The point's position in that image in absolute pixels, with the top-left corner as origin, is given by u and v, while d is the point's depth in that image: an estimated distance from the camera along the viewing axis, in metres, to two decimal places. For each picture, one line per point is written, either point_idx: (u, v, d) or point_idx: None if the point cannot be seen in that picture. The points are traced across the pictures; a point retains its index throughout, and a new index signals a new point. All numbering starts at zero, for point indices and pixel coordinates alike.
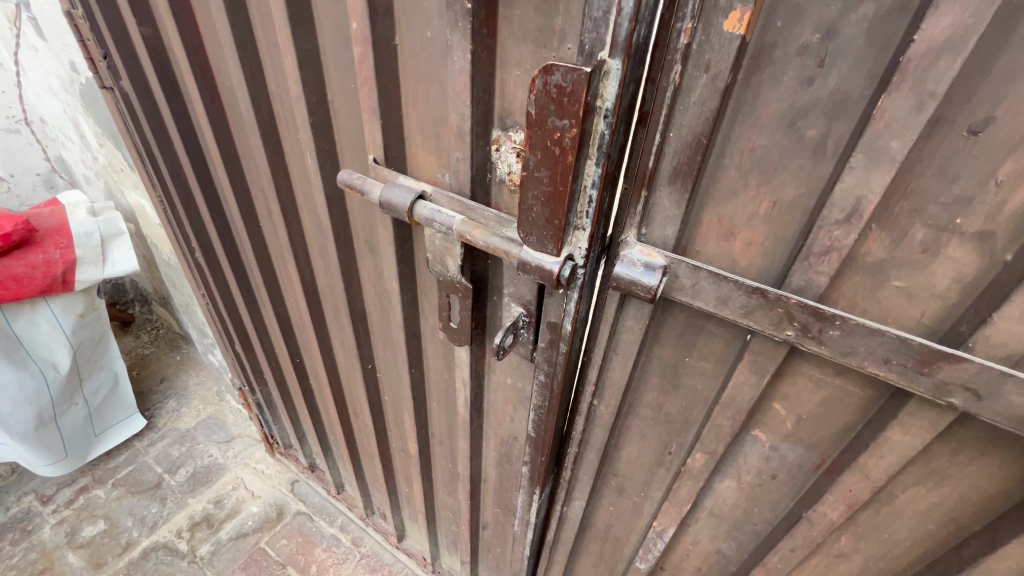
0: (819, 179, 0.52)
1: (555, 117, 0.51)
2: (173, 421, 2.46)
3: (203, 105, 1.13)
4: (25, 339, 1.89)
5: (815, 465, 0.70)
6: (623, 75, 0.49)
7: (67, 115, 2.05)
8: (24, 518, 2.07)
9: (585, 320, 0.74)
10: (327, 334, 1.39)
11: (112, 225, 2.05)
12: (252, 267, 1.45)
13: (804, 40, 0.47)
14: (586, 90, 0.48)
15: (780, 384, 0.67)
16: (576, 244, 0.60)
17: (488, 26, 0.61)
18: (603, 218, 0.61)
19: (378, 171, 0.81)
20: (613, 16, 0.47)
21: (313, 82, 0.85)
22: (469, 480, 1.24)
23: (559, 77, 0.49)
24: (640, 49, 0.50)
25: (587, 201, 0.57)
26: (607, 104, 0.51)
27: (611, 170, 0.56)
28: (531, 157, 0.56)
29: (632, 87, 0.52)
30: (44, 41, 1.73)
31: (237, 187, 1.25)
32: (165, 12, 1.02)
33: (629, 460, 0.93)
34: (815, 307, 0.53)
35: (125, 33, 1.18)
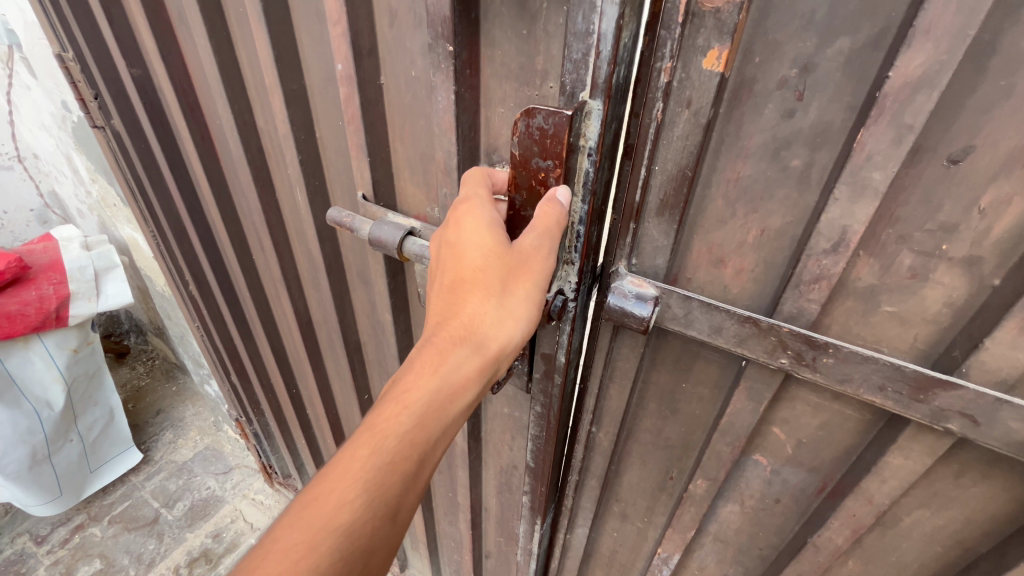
0: (805, 208, 0.52)
1: (539, 159, 0.53)
2: (170, 453, 2.43)
3: (193, 142, 1.14)
4: (18, 378, 1.87)
5: (817, 489, 0.69)
6: (603, 116, 0.50)
7: (60, 151, 2.06)
8: (18, 560, 2.03)
9: (578, 349, 0.73)
10: (322, 364, 1.38)
11: (106, 259, 2.05)
12: (245, 298, 1.44)
13: (783, 74, 0.48)
14: (568, 132, 0.50)
15: (779, 408, 0.67)
16: (565, 278, 0.62)
17: (471, 66, 0.62)
18: (591, 251, 0.62)
19: (368, 207, 0.82)
20: (592, 58, 0.47)
21: (300, 119, 0.86)
22: (470, 509, 1.23)
23: (542, 120, 0.50)
24: (620, 92, 0.50)
25: (575, 237, 0.59)
26: (590, 143, 0.52)
27: (597, 206, 0.58)
28: (518, 196, 0.58)
29: (614, 125, 0.53)
30: (36, 80, 1.74)
31: (228, 219, 1.25)
32: (154, 52, 1.04)
33: (631, 486, 0.92)
34: (807, 336, 0.53)
35: (115, 74, 1.19)
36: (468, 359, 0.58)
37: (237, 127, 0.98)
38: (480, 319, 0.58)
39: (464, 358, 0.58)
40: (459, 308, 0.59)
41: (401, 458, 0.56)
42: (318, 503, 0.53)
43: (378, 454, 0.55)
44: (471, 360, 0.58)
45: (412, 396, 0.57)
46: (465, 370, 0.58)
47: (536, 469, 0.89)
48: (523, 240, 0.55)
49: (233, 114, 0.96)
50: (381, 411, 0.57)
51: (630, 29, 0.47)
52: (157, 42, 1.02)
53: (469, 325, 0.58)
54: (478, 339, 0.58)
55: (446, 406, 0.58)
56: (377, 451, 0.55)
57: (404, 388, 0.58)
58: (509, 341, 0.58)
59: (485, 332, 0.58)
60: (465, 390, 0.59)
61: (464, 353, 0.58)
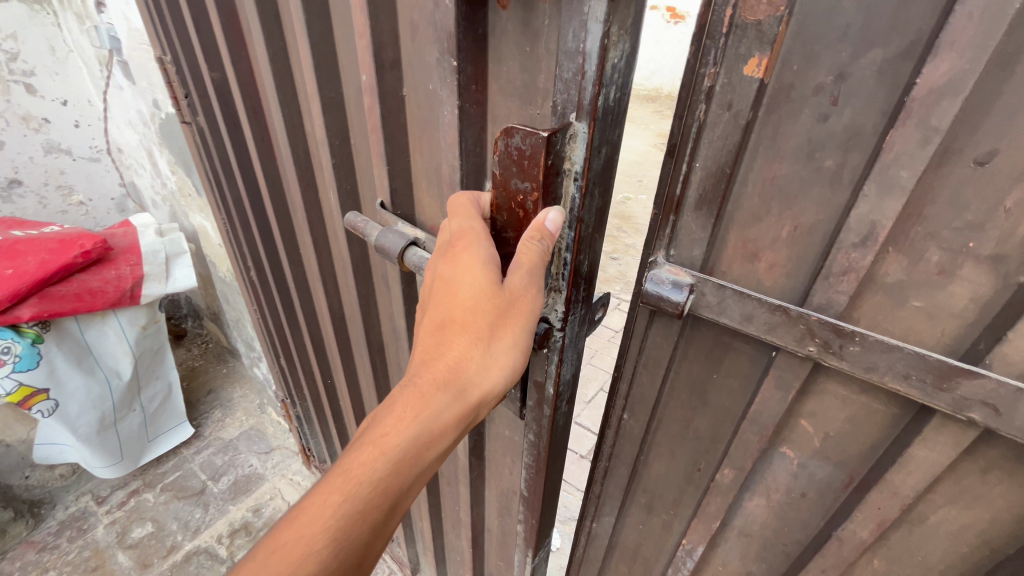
0: (836, 206, 0.56)
1: (519, 182, 0.59)
2: (218, 430, 2.59)
3: (255, 142, 1.26)
4: (94, 348, 2.08)
5: (844, 483, 0.72)
6: (591, 143, 0.56)
7: (142, 145, 2.28)
8: (80, 517, 2.20)
9: (567, 383, 0.79)
10: (351, 360, 1.48)
11: (176, 245, 2.24)
12: (291, 289, 1.56)
13: (819, 81, 0.52)
14: (544, 152, 0.55)
15: (807, 401, 0.70)
16: (553, 308, 0.70)
17: (478, 82, 0.70)
18: (580, 279, 0.69)
19: (385, 215, 0.91)
20: (579, 79, 0.53)
21: (336, 125, 0.96)
22: (472, 526, 1.29)
23: (521, 139, 0.56)
24: (607, 111, 0.56)
25: (562, 263, 0.66)
26: (577, 166, 0.58)
27: (585, 234, 0.64)
28: (503, 216, 0.65)
29: (602, 149, 0.59)
30: (131, 82, 1.95)
31: (280, 214, 1.37)
32: (228, 61, 1.17)
33: (658, 477, 0.96)
34: (835, 324, 0.57)
35: (199, 78, 1.34)
36: (451, 407, 0.64)
37: (288, 129, 1.09)
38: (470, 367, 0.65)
39: (444, 406, 0.64)
40: (445, 352, 0.65)
41: (374, 504, 0.63)
42: (293, 538, 0.60)
43: (354, 494, 0.62)
44: (454, 408, 0.65)
45: (392, 440, 0.64)
46: (447, 419, 0.65)
47: (529, 497, 0.96)
48: (514, 282, 0.61)
49: (284, 118, 1.08)
50: (361, 459, 0.63)
51: (617, 51, 0.52)
52: (230, 52, 1.15)
53: (455, 373, 0.64)
54: (466, 386, 0.65)
55: (424, 449, 0.65)
56: (357, 488, 0.62)
57: (383, 435, 0.64)
58: (487, 389, 0.65)
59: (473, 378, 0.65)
60: (447, 434, 0.66)
61: (448, 399, 0.64)
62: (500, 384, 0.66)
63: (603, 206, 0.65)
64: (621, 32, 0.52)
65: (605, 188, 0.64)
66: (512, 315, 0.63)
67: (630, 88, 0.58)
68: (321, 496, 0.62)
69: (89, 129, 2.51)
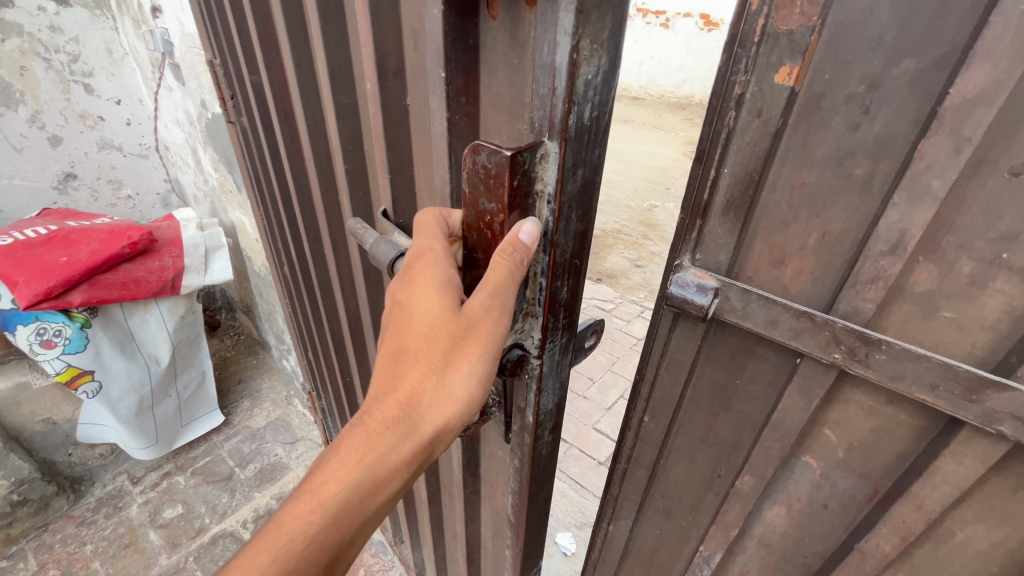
0: (865, 214, 0.56)
1: (486, 203, 0.59)
2: (246, 419, 2.68)
3: (286, 144, 1.31)
4: (136, 334, 2.19)
5: (867, 495, 0.71)
6: (563, 163, 0.57)
7: (188, 143, 2.39)
8: (116, 495, 2.30)
9: (548, 413, 0.82)
10: (367, 358, 1.55)
11: (214, 239, 2.32)
12: (315, 287, 1.62)
13: (851, 90, 0.53)
14: (507, 171, 0.55)
15: (832, 410, 0.69)
16: (530, 334, 0.71)
17: (467, 93, 0.72)
18: (559, 307, 0.70)
19: (384, 223, 0.95)
20: (552, 95, 0.54)
21: (349, 132, 1.02)
22: (468, 543, 1.31)
23: (485, 158, 0.56)
24: (582, 130, 0.56)
25: (538, 288, 0.68)
26: (549, 188, 0.59)
27: (561, 260, 0.65)
28: (473, 236, 0.66)
29: (579, 171, 0.59)
30: (181, 83, 2.05)
31: (307, 214, 1.42)
32: (263, 66, 1.23)
33: (677, 483, 0.96)
34: (860, 332, 0.57)
35: (241, 81, 1.41)
36: (394, 446, 0.67)
37: (312, 133, 1.14)
38: (414, 403, 0.67)
39: (396, 440, 0.67)
40: (400, 385, 0.68)
41: (322, 540, 0.66)
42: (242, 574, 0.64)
43: (303, 532, 0.65)
44: (398, 447, 0.67)
45: (343, 474, 0.67)
46: (389, 458, 0.67)
47: (516, 521, 0.99)
48: (467, 312, 0.63)
49: (309, 122, 1.13)
50: (299, 502, 0.67)
51: (592, 67, 0.53)
52: (265, 58, 1.21)
53: (401, 410, 0.67)
54: (409, 424, 0.67)
55: (377, 483, 0.68)
56: (307, 524, 0.66)
57: (321, 480, 0.67)
58: (441, 422, 0.68)
59: (418, 415, 0.67)
60: (390, 474, 0.68)
61: (390, 436, 0.67)
62: (446, 423, 0.68)
63: (583, 228, 0.65)
64: (595, 47, 0.52)
65: (585, 209, 0.64)
66: (464, 348, 0.65)
67: (609, 105, 0.58)
68: (273, 530, 0.66)
69: (139, 128, 2.66)
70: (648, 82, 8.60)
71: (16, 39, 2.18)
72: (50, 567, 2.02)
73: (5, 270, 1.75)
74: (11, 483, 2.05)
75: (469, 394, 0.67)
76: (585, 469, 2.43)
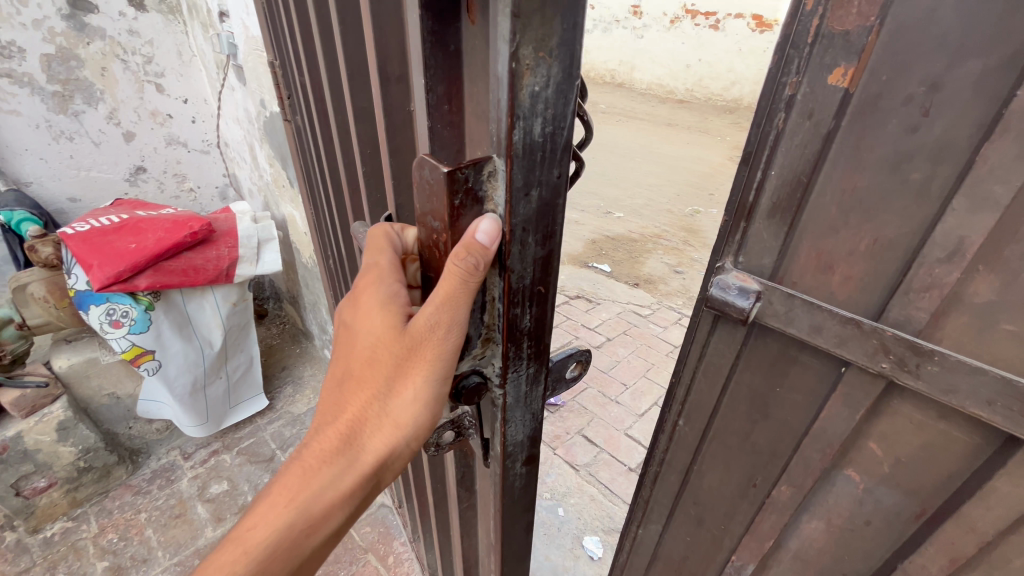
0: (920, 219, 0.54)
1: (429, 219, 0.53)
2: (289, 404, 2.81)
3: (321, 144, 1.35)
4: (193, 318, 2.32)
5: (914, 514, 0.68)
6: (512, 184, 0.49)
7: (246, 140, 2.53)
8: (168, 469, 2.46)
9: (519, 443, 0.74)
10: None
11: (267, 231, 2.46)
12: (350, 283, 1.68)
13: (910, 92, 0.51)
14: (445, 188, 0.48)
15: (878, 422, 0.67)
16: (490, 362, 0.64)
17: (452, 101, 0.58)
18: (520, 336, 0.62)
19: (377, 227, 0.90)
20: (497, 105, 0.47)
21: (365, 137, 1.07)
22: (464, 562, 1.28)
23: (426, 169, 0.49)
24: (532, 147, 0.49)
25: (496, 313, 0.60)
26: (498, 207, 0.52)
27: (518, 287, 0.57)
28: (424, 253, 0.59)
29: (533, 192, 0.51)
30: (243, 83, 2.17)
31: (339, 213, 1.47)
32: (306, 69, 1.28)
33: (710, 490, 0.94)
34: (911, 342, 0.56)
35: (293, 82, 1.48)
36: (332, 482, 0.59)
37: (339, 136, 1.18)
38: (355, 433, 0.59)
39: (334, 476, 0.59)
40: (339, 413, 0.60)
41: None
42: None
43: None
44: (336, 483, 0.59)
45: (275, 517, 0.59)
46: (326, 497, 0.59)
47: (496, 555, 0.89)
48: (413, 331, 0.55)
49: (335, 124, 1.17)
50: (225, 550, 0.59)
51: (538, 77, 0.45)
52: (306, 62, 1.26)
53: (339, 442, 0.59)
54: (348, 457, 0.59)
55: (313, 525, 0.60)
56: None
57: (249, 526, 0.60)
58: (385, 453, 0.60)
59: (359, 446, 0.59)
60: (325, 516, 0.60)
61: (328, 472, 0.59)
62: (391, 454, 0.60)
63: (546, 253, 0.57)
64: (542, 54, 0.45)
65: (547, 233, 0.56)
66: (409, 371, 0.57)
67: (568, 119, 0.50)
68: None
69: (204, 125, 2.80)
70: (694, 85, 8.39)
71: (99, 43, 2.37)
72: (109, 530, 2.17)
73: (82, 253, 1.91)
74: (78, 450, 2.20)
75: (418, 420, 0.59)
76: (614, 474, 2.41)
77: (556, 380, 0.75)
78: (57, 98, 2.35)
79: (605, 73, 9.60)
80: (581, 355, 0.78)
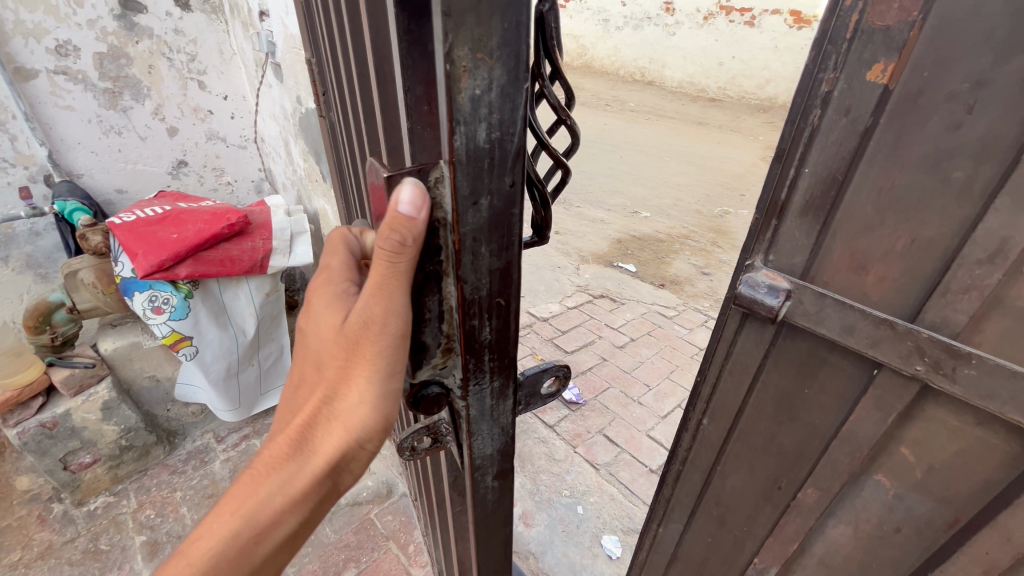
0: (961, 219, 0.53)
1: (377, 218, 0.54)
2: None
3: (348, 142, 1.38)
4: (228, 307, 2.40)
5: (947, 522, 0.67)
6: (457, 192, 0.52)
7: (281, 136, 2.61)
8: (202, 451, 2.56)
9: (488, 456, 0.79)
10: None
11: (300, 224, 2.52)
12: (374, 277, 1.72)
13: (953, 89, 0.50)
14: (386, 188, 0.49)
15: (911, 427, 0.66)
16: (453, 374, 0.66)
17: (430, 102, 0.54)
18: (478, 345, 0.64)
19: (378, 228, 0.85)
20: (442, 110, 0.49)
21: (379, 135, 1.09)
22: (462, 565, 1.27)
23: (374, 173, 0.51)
24: (476, 153, 0.51)
25: (455, 322, 0.62)
26: (447, 214, 0.54)
27: (471, 296, 0.60)
28: None
29: (482, 201, 0.54)
30: (280, 80, 2.24)
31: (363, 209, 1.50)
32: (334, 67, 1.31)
33: (733, 492, 0.93)
34: (948, 344, 0.55)
35: (326, 80, 1.52)
36: (280, 487, 0.57)
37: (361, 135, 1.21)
38: (305, 436, 0.57)
39: (283, 480, 0.57)
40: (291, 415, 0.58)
41: None
42: None
43: None
44: (286, 488, 0.57)
45: (220, 529, 0.56)
46: (274, 504, 0.56)
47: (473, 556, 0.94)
48: (354, 324, 0.53)
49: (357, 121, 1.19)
50: (164, 567, 0.56)
51: (478, 80, 0.47)
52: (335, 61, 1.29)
53: (290, 445, 0.57)
54: (299, 460, 0.57)
55: (258, 536, 0.56)
56: None
57: (193, 539, 0.57)
58: (334, 455, 0.57)
59: (310, 448, 0.57)
60: (272, 526, 0.57)
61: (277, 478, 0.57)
62: (344, 456, 0.58)
63: (501, 262, 0.60)
64: (481, 56, 0.46)
65: (501, 243, 0.58)
66: (355, 367, 0.55)
67: (516, 124, 0.52)
68: None
69: (242, 120, 2.86)
70: (727, 83, 8.20)
71: (148, 41, 2.42)
72: (147, 506, 2.27)
73: (128, 242, 2.02)
74: (120, 429, 2.31)
75: (369, 420, 0.57)
76: (635, 475, 2.39)
77: (530, 396, 0.81)
78: (107, 94, 2.40)
79: (634, 70, 9.46)
80: (560, 370, 0.81)
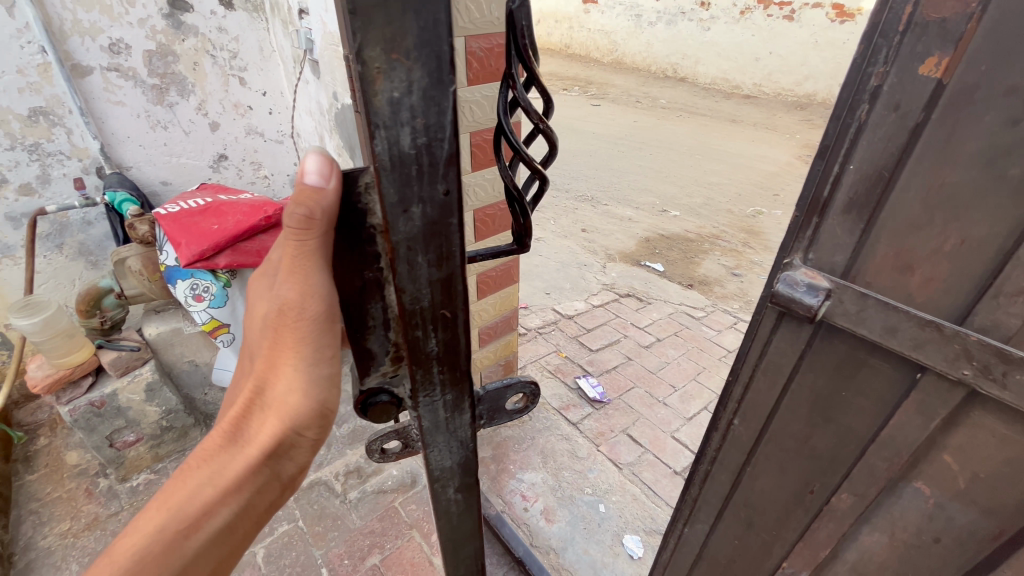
0: (1015, 219, 0.52)
1: None
2: None
3: None
4: None
5: (991, 534, 0.65)
6: (384, 201, 0.47)
7: (317, 131, 2.67)
8: None
9: (447, 470, 0.75)
10: None
11: None
12: None
13: (1012, 83, 0.48)
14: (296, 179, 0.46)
15: (954, 434, 0.64)
16: (402, 386, 0.64)
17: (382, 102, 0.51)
18: (424, 358, 0.60)
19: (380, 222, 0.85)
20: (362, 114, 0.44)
21: None
22: None
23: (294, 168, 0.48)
24: (402, 160, 0.46)
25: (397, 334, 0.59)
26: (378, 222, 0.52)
27: (411, 307, 0.55)
28: None
29: (413, 209, 0.49)
30: (317, 76, 2.30)
31: None
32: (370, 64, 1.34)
33: (763, 494, 0.92)
34: (998, 348, 0.54)
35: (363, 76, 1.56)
36: (210, 478, 0.52)
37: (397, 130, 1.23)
38: (237, 422, 0.53)
39: (216, 471, 0.52)
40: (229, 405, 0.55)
41: None
42: None
43: None
44: (216, 478, 0.52)
45: (143, 527, 0.51)
46: (203, 495, 0.52)
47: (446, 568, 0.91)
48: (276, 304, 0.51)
49: None
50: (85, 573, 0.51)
51: (395, 82, 0.42)
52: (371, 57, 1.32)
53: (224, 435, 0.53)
54: (231, 448, 0.53)
55: (185, 533, 0.51)
56: None
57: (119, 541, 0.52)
58: (265, 444, 0.52)
59: (242, 434, 0.53)
60: (201, 521, 0.52)
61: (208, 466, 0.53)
62: (277, 445, 0.52)
63: (440, 275, 0.54)
64: (397, 57, 0.41)
65: (440, 253, 0.53)
66: (283, 348, 0.52)
67: (445, 131, 0.46)
68: None
69: (280, 116, 2.89)
70: (763, 80, 7.97)
71: (193, 40, 2.44)
72: None
73: (172, 231, 2.09)
74: (161, 411, 2.41)
75: (303, 405, 0.52)
76: (659, 476, 2.37)
77: (493, 412, 0.75)
78: (155, 90, 2.41)
79: (666, 67, 9.29)
80: (526, 387, 0.75)
